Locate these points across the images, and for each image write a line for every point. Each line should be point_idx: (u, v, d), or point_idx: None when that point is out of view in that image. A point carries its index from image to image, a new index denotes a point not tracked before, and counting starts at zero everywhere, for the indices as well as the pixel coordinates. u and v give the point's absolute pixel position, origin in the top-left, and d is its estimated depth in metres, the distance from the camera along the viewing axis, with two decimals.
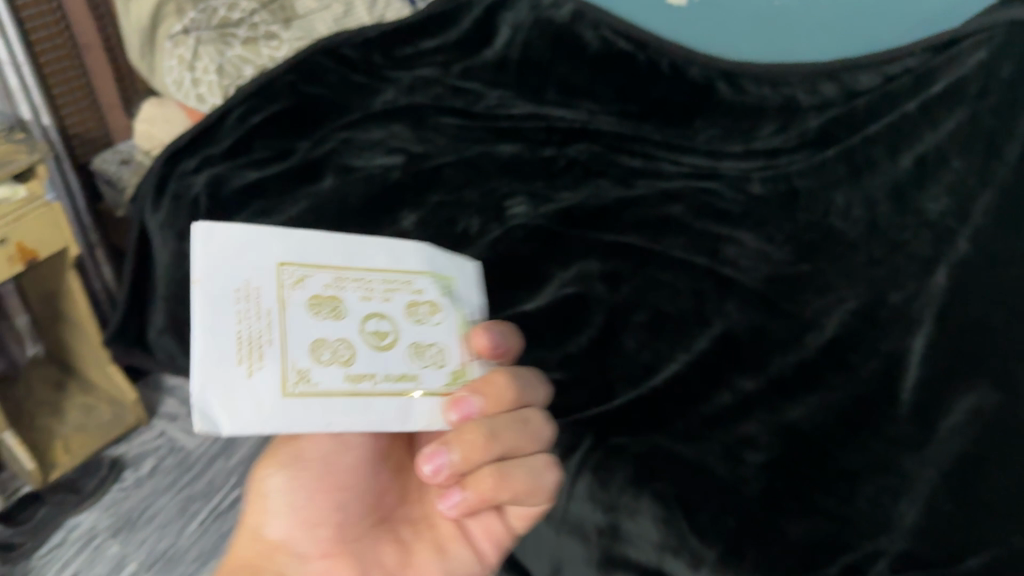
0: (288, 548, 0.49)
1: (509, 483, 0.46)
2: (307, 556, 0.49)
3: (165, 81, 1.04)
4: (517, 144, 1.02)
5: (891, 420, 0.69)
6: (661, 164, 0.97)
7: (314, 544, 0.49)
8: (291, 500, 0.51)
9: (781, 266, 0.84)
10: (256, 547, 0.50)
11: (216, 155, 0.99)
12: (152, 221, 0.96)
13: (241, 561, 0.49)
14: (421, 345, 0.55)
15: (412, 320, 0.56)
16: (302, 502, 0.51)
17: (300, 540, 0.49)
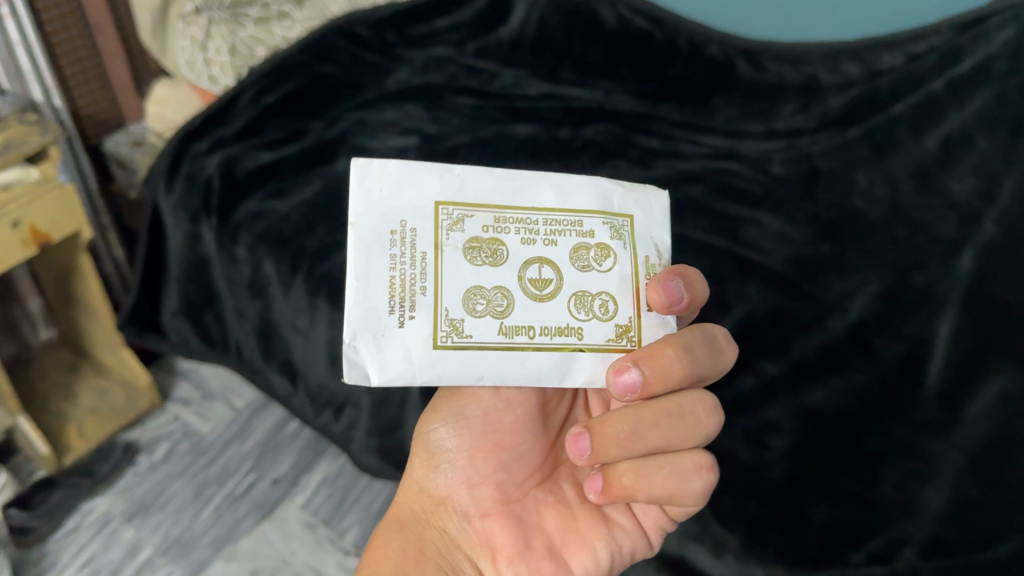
0: (452, 504, 0.52)
1: (649, 480, 0.47)
2: (469, 513, 0.51)
3: (178, 61, 1.03)
4: (533, 123, 1.00)
5: (916, 401, 0.68)
6: (680, 145, 0.96)
7: (474, 502, 0.52)
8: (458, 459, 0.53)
9: (804, 248, 0.82)
10: (421, 498, 0.53)
11: (230, 135, 0.98)
12: (164, 203, 0.95)
13: (407, 510, 0.52)
14: (585, 295, 0.52)
15: (581, 266, 0.52)
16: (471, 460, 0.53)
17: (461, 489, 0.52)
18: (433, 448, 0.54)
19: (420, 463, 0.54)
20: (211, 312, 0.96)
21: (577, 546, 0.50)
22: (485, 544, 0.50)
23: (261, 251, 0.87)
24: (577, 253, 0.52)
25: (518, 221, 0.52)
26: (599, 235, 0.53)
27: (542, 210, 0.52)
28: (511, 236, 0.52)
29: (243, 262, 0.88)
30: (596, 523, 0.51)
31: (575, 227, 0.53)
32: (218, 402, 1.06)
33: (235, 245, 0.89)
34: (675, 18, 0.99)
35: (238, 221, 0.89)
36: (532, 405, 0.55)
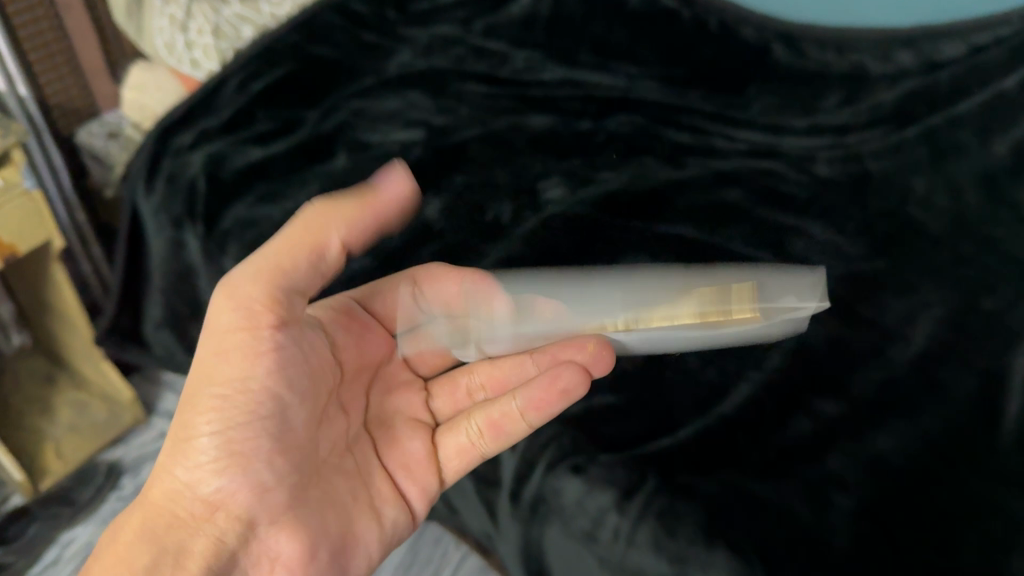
0: (231, 515, 0.50)
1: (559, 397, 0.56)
2: (264, 530, 0.50)
3: (156, 43, 0.93)
4: (549, 115, 0.91)
5: (981, 439, 0.61)
6: (714, 140, 0.87)
7: (262, 510, 0.50)
8: (235, 463, 0.50)
9: (855, 262, 0.74)
10: (170, 498, 0.50)
11: (216, 128, 0.90)
12: (145, 206, 0.87)
13: (167, 512, 0.50)
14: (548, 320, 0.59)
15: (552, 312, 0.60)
16: (252, 468, 0.50)
17: (231, 486, 0.50)
18: (194, 454, 0.50)
19: (178, 463, 0.50)
20: (198, 325, 0.88)
21: (361, 546, 0.55)
22: (275, 557, 0.50)
23: None
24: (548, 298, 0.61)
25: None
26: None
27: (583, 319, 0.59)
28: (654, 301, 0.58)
29: (232, 275, 0.79)
30: (368, 507, 0.56)
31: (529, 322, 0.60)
32: None
33: (223, 255, 0.80)
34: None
35: (226, 229, 0.80)
36: (296, 329, 0.51)
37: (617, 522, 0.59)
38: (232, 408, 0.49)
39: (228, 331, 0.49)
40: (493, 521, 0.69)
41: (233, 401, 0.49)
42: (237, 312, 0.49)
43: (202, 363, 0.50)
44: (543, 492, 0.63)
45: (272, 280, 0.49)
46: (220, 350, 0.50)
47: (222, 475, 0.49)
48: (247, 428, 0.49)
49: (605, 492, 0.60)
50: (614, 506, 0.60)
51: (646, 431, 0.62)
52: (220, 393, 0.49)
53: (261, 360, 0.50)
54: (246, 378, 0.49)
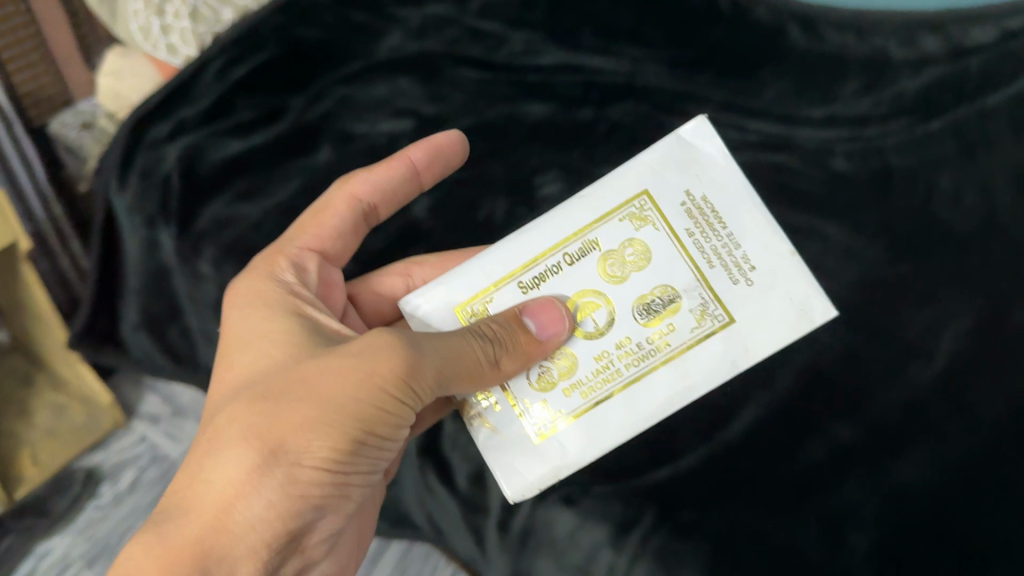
0: (301, 548, 0.53)
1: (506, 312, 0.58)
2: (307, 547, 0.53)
3: (129, 27, 0.87)
4: (548, 104, 0.85)
5: (1005, 476, 0.56)
6: (723, 130, 0.81)
7: (313, 537, 0.54)
8: (315, 504, 0.51)
9: (875, 266, 0.69)
10: (241, 537, 0.48)
11: (193, 118, 0.84)
12: (119, 202, 0.81)
13: (224, 548, 0.48)
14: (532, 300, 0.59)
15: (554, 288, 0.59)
16: (327, 513, 0.52)
17: (309, 528, 0.52)
18: (289, 483, 0.49)
19: (265, 481, 0.48)
20: (176, 327, 0.83)
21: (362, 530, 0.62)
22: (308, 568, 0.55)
23: (229, 269, 0.73)
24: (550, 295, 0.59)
25: (714, 254, 0.58)
26: (683, 312, 0.58)
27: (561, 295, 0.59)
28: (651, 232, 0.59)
29: (207, 280, 0.75)
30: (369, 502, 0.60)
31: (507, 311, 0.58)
32: (189, 419, 0.93)
33: (197, 258, 0.75)
34: None
35: (202, 229, 0.75)
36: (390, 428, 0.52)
37: (612, 559, 0.55)
38: (354, 462, 0.51)
39: (382, 396, 0.50)
40: (478, 546, 0.63)
41: (349, 452, 0.51)
42: (365, 419, 0.50)
43: (356, 411, 0.50)
44: (532, 523, 0.59)
45: (404, 420, 0.53)
46: (361, 402, 0.50)
47: (311, 511, 0.51)
48: (345, 487, 0.52)
49: (599, 526, 0.56)
50: (608, 542, 0.55)
51: (643, 458, 0.58)
52: (348, 441, 0.50)
53: (377, 436, 0.52)
54: (371, 470, 0.54)
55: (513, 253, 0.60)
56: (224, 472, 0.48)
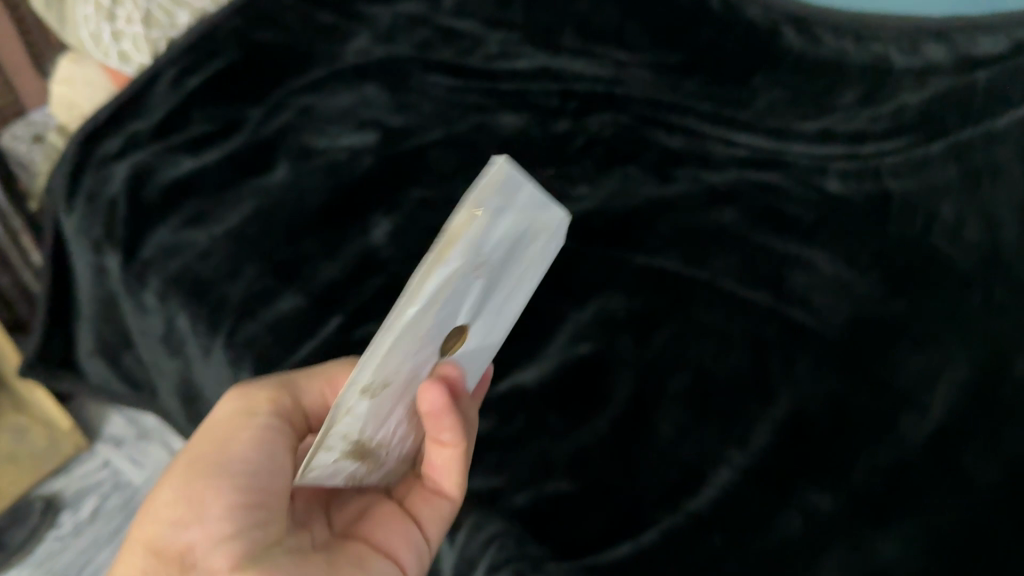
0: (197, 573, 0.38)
1: None
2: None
3: (80, 33, 0.83)
4: (522, 114, 0.80)
5: (1008, 551, 0.50)
6: (709, 144, 0.76)
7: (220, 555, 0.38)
8: (184, 519, 0.40)
9: (867, 302, 0.63)
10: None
11: (145, 132, 0.80)
12: (67, 224, 0.77)
13: None
14: (439, 297, 0.36)
15: (478, 268, 0.38)
16: (200, 523, 0.40)
17: (190, 546, 0.39)
18: (152, 512, 0.41)
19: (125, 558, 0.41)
20: (132, 354, 0.79)
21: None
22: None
23: (174, 301, 0.68)
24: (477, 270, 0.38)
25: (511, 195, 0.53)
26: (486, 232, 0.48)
27: None
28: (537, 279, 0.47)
29: (154, 312, 0.70)
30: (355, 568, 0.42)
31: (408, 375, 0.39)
32: (154, 443, 0.92)
33: (143, 288, 0.70)
34: None
35: (148, 258, 0.71)
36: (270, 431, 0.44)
37: None
38: (204, 472, 0.41)
39: (240, 402, 0.45)
40: None
41: (198, 462, 0.42)
42: (210, 441, 0.43)
43: (205, 430, 0.44)
44: None
45: (277, 412, 0.45)
46: (209, 428, 0.44)
47: (176, 528, 0.40)
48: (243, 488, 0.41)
49: None
50: None
51: (602, 525, 0.51)
52: (187, 461, 0.42)
53: (227, 441, 0.43)
54: (247, 460, 0.42)
55: None
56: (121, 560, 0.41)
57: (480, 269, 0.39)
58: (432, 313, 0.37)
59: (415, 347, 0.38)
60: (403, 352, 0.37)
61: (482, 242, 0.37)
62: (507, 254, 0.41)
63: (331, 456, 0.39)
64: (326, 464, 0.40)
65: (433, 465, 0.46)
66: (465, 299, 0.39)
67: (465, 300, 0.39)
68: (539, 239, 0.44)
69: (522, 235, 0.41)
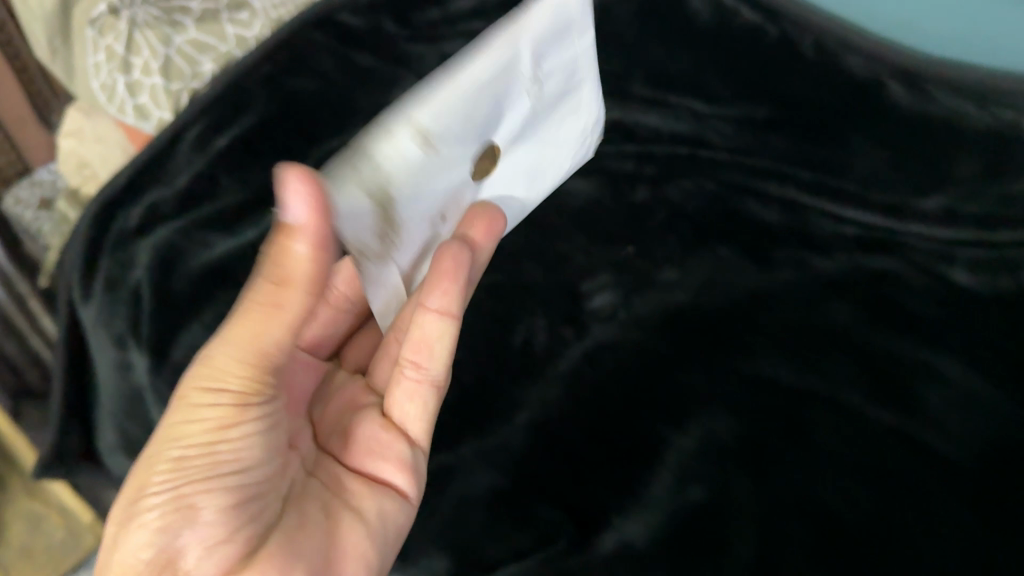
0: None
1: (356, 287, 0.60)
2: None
3: (91, 83, 0.73)
4: (594, 180, 0.72)
5: None
6: (811, 218, 0.68)
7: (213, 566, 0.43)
8: (175, 523, 0.43)
9: (1007, 435, 0.56)
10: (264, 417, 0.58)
11: (168, 202, 0.71)
12: (85, 313, 0.69)
13: None
14: (478, 73, 0.52)
15: (534, 80, 0.58)
16: (196, 528, 0.43)
17: (182, 548, 0.43)
18: (141, 519, 0.44)
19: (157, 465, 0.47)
20: None
21: (352, 555, 0.49)
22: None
23: None
24: (503, 63, 0.54)
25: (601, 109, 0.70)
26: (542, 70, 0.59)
27: (549, 187, 0.68)
28: (573, 146, 0.68)
29: None
30: (350, 520, 0.50)
31: (426, 145, 0.50)
32: None
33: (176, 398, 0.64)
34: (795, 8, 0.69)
35: (180, 362, 0.64)
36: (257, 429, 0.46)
37: None
38: (192, 477, 0.44)
39: (203, 386, 0.44)
40: None
41: (186, 466, 0.44)
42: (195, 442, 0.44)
43: (178, 432, 0.45)
44: None
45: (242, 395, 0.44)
46: (184, 428, 0.45)
47: (168, 535, 0.43)
48: (210, 492, 0.44)
49: None
50: None
51: None
52: (171, 460, 0.44)
53: (214, 445, 0.44)
54: (232, 460, 0.44)
55: (539, 175, 0.66)
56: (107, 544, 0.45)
57: (533, 79, 0.58)
58: (474, 85, 0.52)
59: (443, 111, 0.50)
60: (438, 119, 0.50)
61: (526, 58, 0.56)
62: (556, 94, 0.63)
63: (372, 182, 0.46)
64: (358, 202, 0.45)
65: (419, 342, 0.52)
66: (501, 96, 0.56)
67: (503, 97, 0.56)
68: (585, 96, 0.66)
69: (569, 90, 0.64)
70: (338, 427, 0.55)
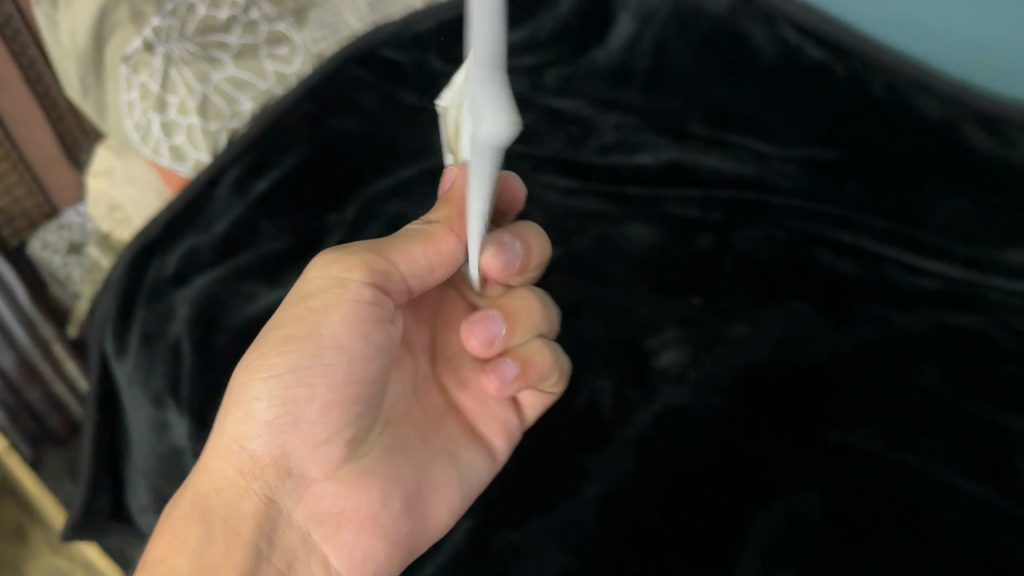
0: (291, 473, 0.48)
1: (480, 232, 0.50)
2: (307, 478, 0.49)
3: (124, 122, 0.69)
4: (653, 227, 0.69)
5: None
6: (889, 270, 0.65)
7: (316, 465, 0.48)
8: (288, 417, 0.47)
9: None
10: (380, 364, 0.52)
11: (207, 249, 0.67)
12: (120, 368, 0.65)
13: (212, 493, 0.48)
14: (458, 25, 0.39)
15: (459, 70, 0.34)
16: (307, 424, 0.47)
17: (287, 449, 0.48)
18: (250, 407, 0.47)
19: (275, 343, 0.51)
20: None
21: (440, 493, 0.53)
22: (322, 510, 0.49)
23: None
24: None
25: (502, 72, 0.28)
26: None
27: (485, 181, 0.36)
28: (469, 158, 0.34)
29: None
30: (448, 460, 0.54)
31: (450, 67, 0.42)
32: None
33: None
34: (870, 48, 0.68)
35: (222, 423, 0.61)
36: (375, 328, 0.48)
37: None
38: (300, 361, 0.47)
39: (316, 285, 0.47)
40: None
41: (292, 352, 0.47)
42: (304, 323, 0.47)
43: (292, 318, 0.48)
44: None
45: (349, 298, 0.47)
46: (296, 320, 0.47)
47: (274, 430, 0.47)
48: (309, 386, 0.47)
49: None
50: None
51: None
52: (280, 341, 0.47)
53: (320, 325, 0.47)
54: (343, 356, 0.47)
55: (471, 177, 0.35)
56: (220, 414, 0.49)
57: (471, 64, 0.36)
58: None
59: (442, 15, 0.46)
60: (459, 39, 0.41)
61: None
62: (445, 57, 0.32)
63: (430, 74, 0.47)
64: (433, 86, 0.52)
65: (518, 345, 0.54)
66: None
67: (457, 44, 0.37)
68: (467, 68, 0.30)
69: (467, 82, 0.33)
70: (455, 359, 0.58)
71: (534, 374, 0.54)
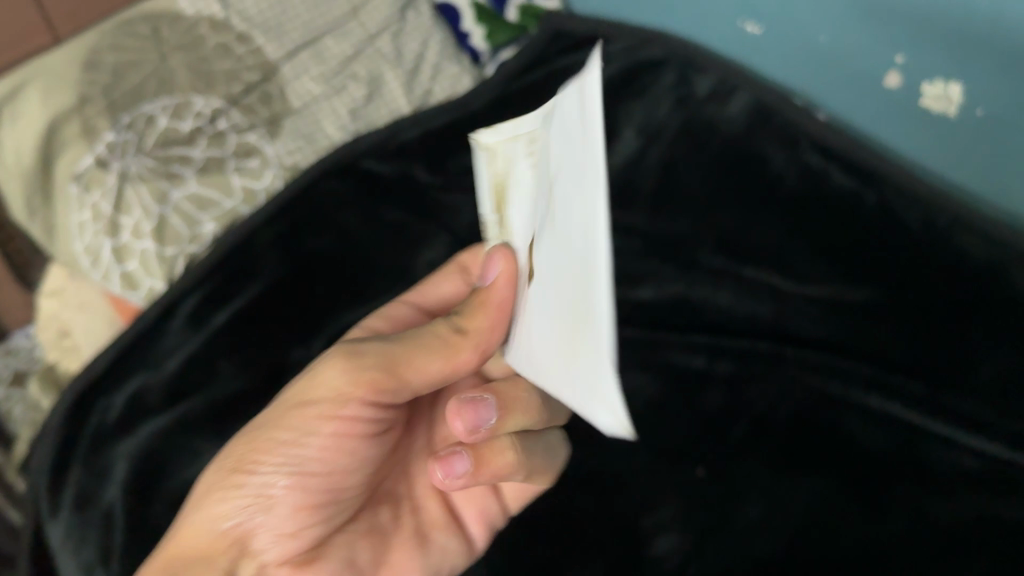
0: (250, 552, 0.44)
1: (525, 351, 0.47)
2: (266, 564, 0.44)
3: (72, 246, 0.63)
4: (655, 378, 0.61)
5: None
6: (925, 445, 0.56)
7: (276, 553, 0.44)
8: (263, 504, 0.44)
9: None
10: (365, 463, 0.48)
11: (155, 389, 0.61)
12: (51, 528, 0.58)
13: (188, 556, 0.43)
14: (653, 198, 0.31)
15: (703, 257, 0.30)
16: (279, 511, 0.44)
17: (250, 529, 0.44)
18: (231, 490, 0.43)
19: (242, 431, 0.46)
20: None
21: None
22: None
23: None
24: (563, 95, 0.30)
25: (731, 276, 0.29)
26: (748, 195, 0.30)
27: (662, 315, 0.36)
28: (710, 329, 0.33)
29: None
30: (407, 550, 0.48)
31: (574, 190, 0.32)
32: None
33: None
34: (901, 175, 0.63)
35: None
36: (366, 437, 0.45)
37: None
38: (276, 453, 0.44)
39: (317, 397, 0.43)
40: None
41: (270, 449, 0.44)
42: (292, 421, 0.43)
43: (270, 419, 0.44)
44: None
45: (333, 408, 0.43)
46: (291, 432, 0.44)
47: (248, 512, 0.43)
48: (298, 468, 0.44)
49: None
50: None
51: None
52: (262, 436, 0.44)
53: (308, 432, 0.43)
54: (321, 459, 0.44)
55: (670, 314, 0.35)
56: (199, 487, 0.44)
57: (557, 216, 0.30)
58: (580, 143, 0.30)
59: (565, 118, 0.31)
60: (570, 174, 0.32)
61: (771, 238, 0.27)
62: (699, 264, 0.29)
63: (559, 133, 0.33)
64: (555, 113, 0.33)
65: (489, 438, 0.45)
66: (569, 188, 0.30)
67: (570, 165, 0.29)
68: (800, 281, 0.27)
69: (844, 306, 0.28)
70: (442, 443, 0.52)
71: (487, 475, 0.44)
